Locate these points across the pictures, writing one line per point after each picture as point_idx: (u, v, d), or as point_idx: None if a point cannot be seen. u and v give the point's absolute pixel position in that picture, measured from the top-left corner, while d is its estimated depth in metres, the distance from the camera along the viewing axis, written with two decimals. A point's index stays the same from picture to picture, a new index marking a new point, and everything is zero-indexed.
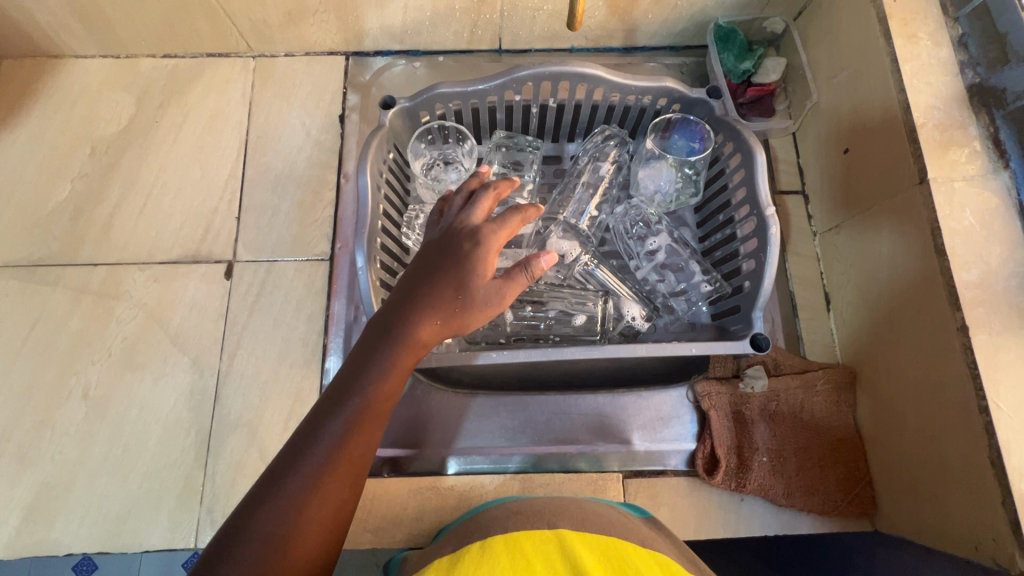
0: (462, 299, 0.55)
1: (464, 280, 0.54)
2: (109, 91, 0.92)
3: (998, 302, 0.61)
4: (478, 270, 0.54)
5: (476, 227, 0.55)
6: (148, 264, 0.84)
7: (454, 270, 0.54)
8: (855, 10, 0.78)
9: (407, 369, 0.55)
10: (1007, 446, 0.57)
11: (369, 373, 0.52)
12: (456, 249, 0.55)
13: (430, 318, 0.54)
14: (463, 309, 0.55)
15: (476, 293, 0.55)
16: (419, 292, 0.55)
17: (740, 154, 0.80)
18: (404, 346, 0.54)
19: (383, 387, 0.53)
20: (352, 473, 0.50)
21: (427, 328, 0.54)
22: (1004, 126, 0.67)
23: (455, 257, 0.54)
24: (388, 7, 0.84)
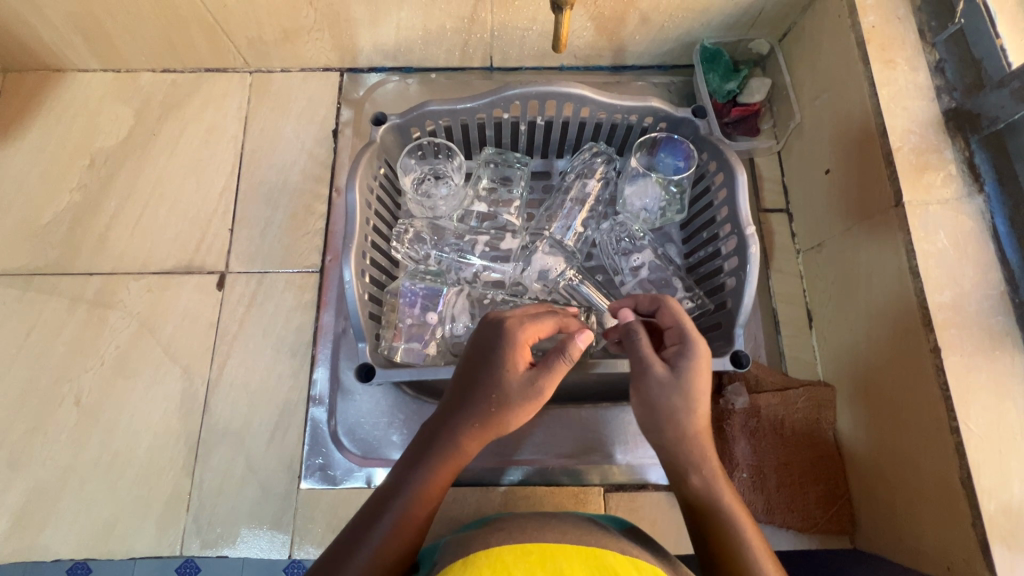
0: (496, 403, 0.56)
1: (496, 385, 0.56)
2: (109, 104, 0.94)
3: (969, 324, 0.62)
4: (510, 372, 0.57)
5: (508, 333, 0.58)
6: (143, 274, 0.86)
7: (487, 375, 0.57)
8: (836, 34, 0.79)
9: (447, 478, 0.57)
10: (976, 466, 0.58)
11: (409, 486, 0.55)
12: (490, 353, 0.58)
13: (468, 426, 0.56)
14: (499, 411, 0.56)
15: (508, 395, 0.56)
16: (456, 400, 0.58)
17: (723, 173, 0.82)
18: (444, 455, 0.56)
19: (422, 497, 0.55)
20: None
21: (464, 433, 0.56)
22: (978, 150, 0.68)
23: (487, 363, 0.57)
24: (381, 27, 0.86)
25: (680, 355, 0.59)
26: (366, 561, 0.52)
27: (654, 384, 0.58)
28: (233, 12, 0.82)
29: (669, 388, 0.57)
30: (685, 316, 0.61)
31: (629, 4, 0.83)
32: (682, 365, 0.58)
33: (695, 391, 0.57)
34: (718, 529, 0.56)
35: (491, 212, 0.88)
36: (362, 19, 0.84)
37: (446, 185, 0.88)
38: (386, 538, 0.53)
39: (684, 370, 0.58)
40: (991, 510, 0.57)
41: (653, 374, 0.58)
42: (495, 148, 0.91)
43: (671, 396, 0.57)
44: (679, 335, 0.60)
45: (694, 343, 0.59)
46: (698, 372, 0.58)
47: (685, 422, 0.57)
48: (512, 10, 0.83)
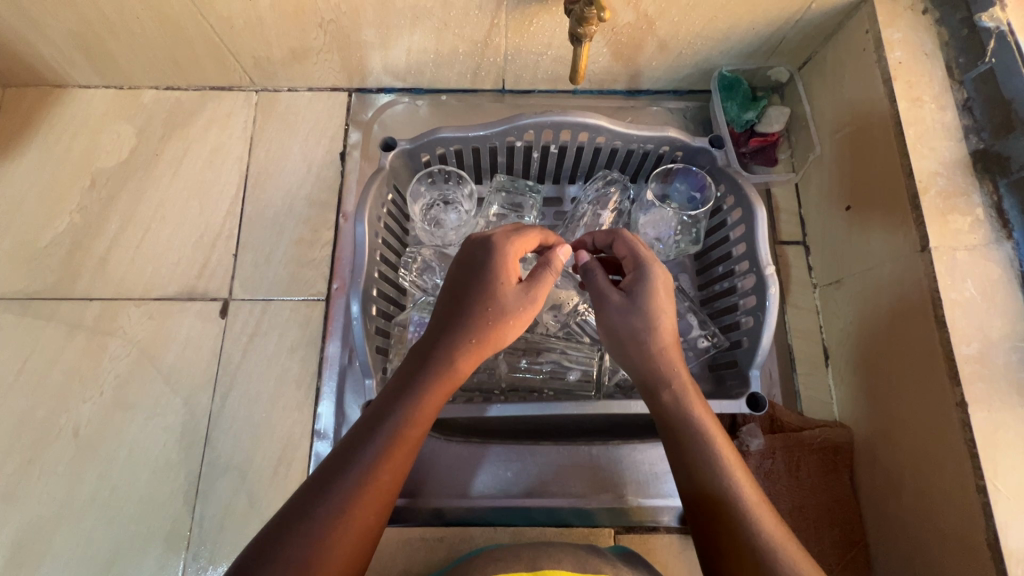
0: (492, 313, 0.55)
1: (493, 294, 0.55)
2: (111, 122, 0.92)
3: (998, 377, 0.61)
4: (506, 284, 0.56)
5: (501, 244, 0.57)
6: (144, 300, 0.84)
7: (481, 288, 0.55)
8: (860, 68, 0.77)
9: (441, 396, 0.54)
10: (1004, 527, 0.56)
11: (404, 401, 0.52)
12: (484, 266, 0.56)
13: (464, 340, 0.54)
14: (496, 322, 0.55)
15: (506, 305, 0.55)
16: (450, 314, 0.55)
17: (741, 208, 0.79)
18: (442, 372, 0.54)
19: (417, 412, 0.52)
20: (381, 501, 0.50)
21: (463, 345, 0.54)
22: (1008, 195, 0.65)
23: (481, 273, 0.56)
24: (392, 49, 0.84)
25: (636, 283, 0.61)
26: (360, 479, 0.49)
27: (615, 310, 0.60)
28: (239, 33, 0.79)
29: (628, 312, 0.60)
30: (641, 245, 0.63)
31: (648, 31, 0.80)
32: (638, 290, 0.60)
33: (656, 312, 0.59)
34: (737, 544, 0.50)
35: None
36: (372, 42, 0.82)
37: (454, 212, 0.85)
38: (380, 456, 0.50)
39: (639, 296, 0.60)
40: None
41: (611, 302, 0.61)
42: (506, 175, 0.87)
43: (632, 319, 0.59)
44: (633, 264, 0.62)
45: (648, 269, 0.61)
46: (654, 294, 0.60)
47: (652, 343, 0.59)
48: (527, 36, 0.80)
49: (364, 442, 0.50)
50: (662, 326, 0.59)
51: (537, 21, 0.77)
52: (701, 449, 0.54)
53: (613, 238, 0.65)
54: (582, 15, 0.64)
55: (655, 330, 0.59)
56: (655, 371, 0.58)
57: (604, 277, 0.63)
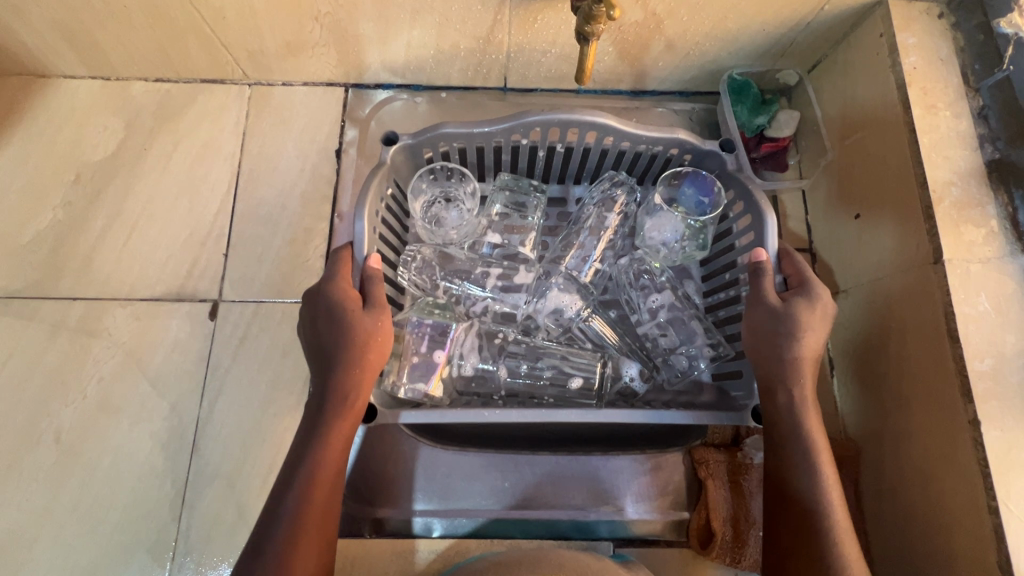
0: (361, 343, 0.61)
1: (346, 330, 0.61)
2: (98, 114, 0.88)
3: (1010, 396, 0.59)
4: (337, 321, 0.62)
5: (320, 285, 0.65)
6: (130, 300, 0.81)
7: (337, 327, 0.61)
8: (873, 73, 0.75)
9: (349, 426, 0.61)
10: (1015, 550, 0.56)
11: (314, 443, 0.59)
12: (313, 308, 0.64)
13: (349, 372, 0.61)
14: (364, 349, 0.61)
15: (355, 336, 0.61)
16: (327, 358, 0.61)
17: (751, 215, 0.77)
18: (333, 405, 0.60)
19: (327, 443, 0.59)
20: (322, 523, 0.57)
21: (352, 375, 0.61)
22: (1023, 206, 0.64)
23: (323, 317, 0.62)
24: (391, 44, 0.81)
25: (800, 294, 0.65)
26: (295, 514, 0.56)
27: (767, 309, 0.65)
28: (232, 24, 0.76)
29: (781, 314, 0.64)
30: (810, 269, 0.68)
31: (656, 30, 0.77)
32: (797, 298, 0.65)
33: (805, 323, 0.63)
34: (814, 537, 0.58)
35: (503, 241, 0.81)
36: (370, 36, 0.79)
37: (455, 211, 0.82)
38: (308, 482, 0.57)
39: (799, 303, 0.64)
40: None
41: (766, 301, 0.66)
42: (511, 173, 0.85)
43: (778, 321, 0.64)
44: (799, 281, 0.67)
45: (816, 289, 0.65)
46: (815, 308, 0.64)
47: (791, 349, 0.63)
48: (531, 32, 0.77)
49: (289, 486, 0.57)
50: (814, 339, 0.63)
51: (541, 17, 0.74)
52: (803, 452, 0.61)
53: (787, 257, 0.70)
54: (589, 13, 0.61)
55: (799, 338, 0.63)
56: (784, 371, 0.63)
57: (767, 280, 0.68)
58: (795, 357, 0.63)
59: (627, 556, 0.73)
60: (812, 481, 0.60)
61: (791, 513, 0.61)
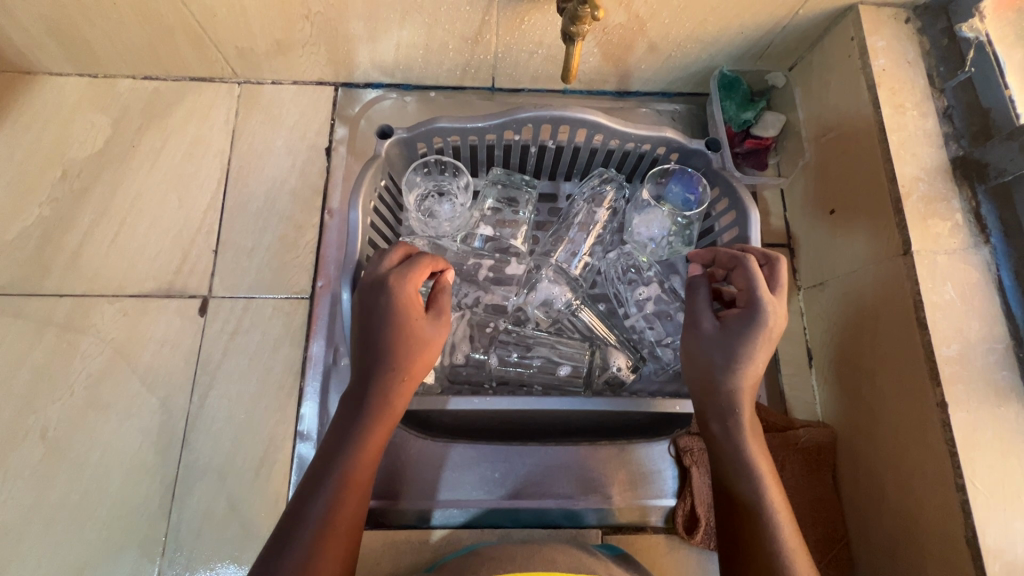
0: (418, 351, 0.59)
1: (407, 335, 0.59)
2: (85, 111, 0.88)
3: (976, 379, 0.62)
4: (399, 323, 0.59)
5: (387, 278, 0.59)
6: (118, 297, 0.81)
7: (397, 330, 0.58)
8: (845, 73, 0.79)
9: (385, 433, 0.59)
10: (981, 526, 0.59)
11: (349, 448, 0.57)
12: (373, 302, 0.59)
13: (397, 379, 0.59)
14: (420, 358, 0.60)
15: (417, 343, 0.59)
16: (379, 359, 0.59)
17: (734, 211, 0.80)
18: (379, 412, 0.58)
19: (364, 449, 0.57)
20: (350, 528, 0.55)
21: (399, 385, 0.59)
22: (986, 201, 0.68)
23: (385, 316, 0.59)
24: (381, 43, 0.82)
25: (738, 317, 0.61)
26: (320, 525, 0.53)
27: (701, 338, 0.63)
28: (222, 22, 0.77)
29: (715, 345, 0.62)
30: (760, 280, 0.60)
31: (639, 32, 0.80)
32: (737, 325, 0.61)
33: (743, 353, 0.60)
34: (757, 539, 0.56)
35: (496, 234, 0.82)
36: (360, 35, 0.80)
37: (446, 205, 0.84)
38: (338, 489, 0.55)
39: (734, 329, 0.61)
40: (996, 570, 0.58)
41: (704, 329, 0.63)
42: (503, 169, 0.87)
43: (715, 352, 0.62)
44: (747, 299, 0.61)
45: (763, 314, 0.59)
46: (755, 339, 0.60)
47: (725, 381, 0.61)
48: (518, 33, 0.79)
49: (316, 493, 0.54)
50: (754, 364, 0.61)
51: (528, 18, 0.76)
52: (743, 471, 0.60)
53: (736, 264, 0.63)
54: (574, 14, 0.63)
55: (734, 371, 0.61)
56: (719, 403, 0.62)
57: (706, 301, 0.65)
58: (730, 388, 0.61)
59: (615, 545, 0.74)
60: (756, 500, 0.58)
61: (738, 540, 0.58)
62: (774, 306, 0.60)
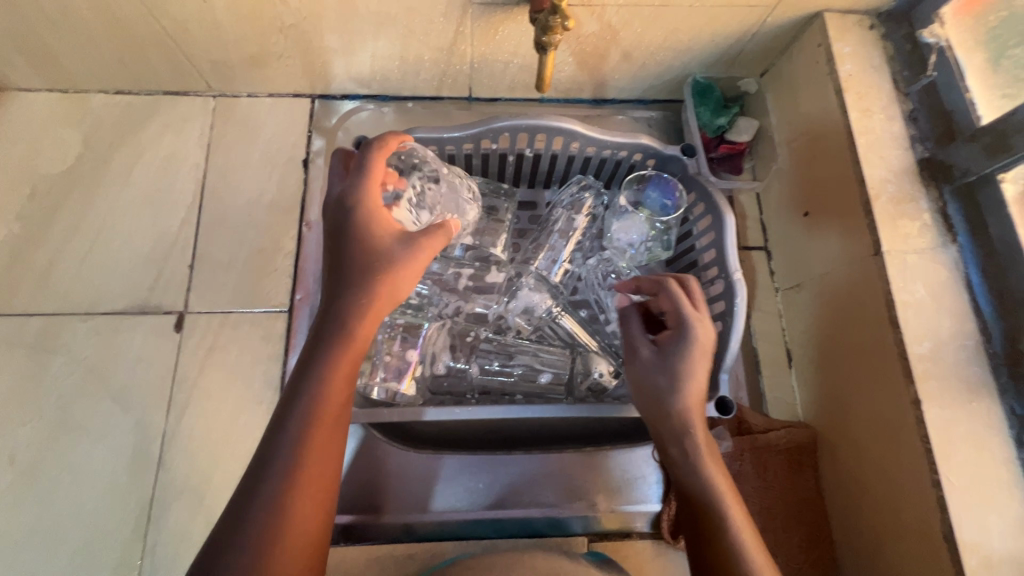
0: (382, 261, 0.55)
1: (378, 236, 0.55)
2: (55, 127, 0.87)
3: (948, 376, 0.64)
4: (370, 225, 0.55)
5: (356, 201, 0.56)
6: (91, 315, 0.79)
7: (367, 233, 0.55)
8: (813, 79, 0.80)
9: (367, 335, 0.54)
10: (958, 522, 0.59)
11: (330, 342, 0.53)
12: (343, 218, 0.56)
13: (373, 279, 0.54)
14: (389, 265, 0.55)
15: (387, 254, 0.55)
16: (353, 262, 0.55)
17: (710, 216, 0.81)
18: (366, 300, 0.54)
19: (349, 339, 0.53)
20: (338, 403, 0.52)
21: (378, 282, 0.54)
22: (952, 201, 0.70)
23: (352, 225, 0.55)
24: (356, 55, 0.82)
25: (672, 340, 0.61)
26: (295, 449, 0.49)
27: (642, 365, 0.63)
28: (194, 35, 0.76)
29: (655, 369, 0.61)
30: (682, 300, 0.61)
31: (612, 41, 0.81)
32: (671, 347, 0.61)
33: (682, 373, 0.60)
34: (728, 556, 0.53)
35: (476, 243, 0.80)
36: (336, 48, 0.80)
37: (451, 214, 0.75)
38: (329, 363, 0.52)
39: (670, 352, 0.61)
40: (973, 564, 0.58)
41: (643, 356, 0.63)
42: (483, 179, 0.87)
43: (658, 377, 0.61)
44: (675, 319, 0.62)
45: (691, 331, 0.60)
46: (690, 356, 0.60)
47: (673, 405, 0.60)
48: (493, 44, 0.80)
49: (309, 372, 0.52)
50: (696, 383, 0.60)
51: (502, 29, 0.77)
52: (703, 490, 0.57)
53: (658, 289, 0.63)
54: (546, 24, 0.64)
55: (680, 392, 0.59)
56: (672, 425, 0.60)
57: (640, 329, 0.65)
58: (680, 411, 0.60)
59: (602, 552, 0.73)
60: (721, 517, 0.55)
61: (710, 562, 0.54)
62: (699, 319, 0.61)
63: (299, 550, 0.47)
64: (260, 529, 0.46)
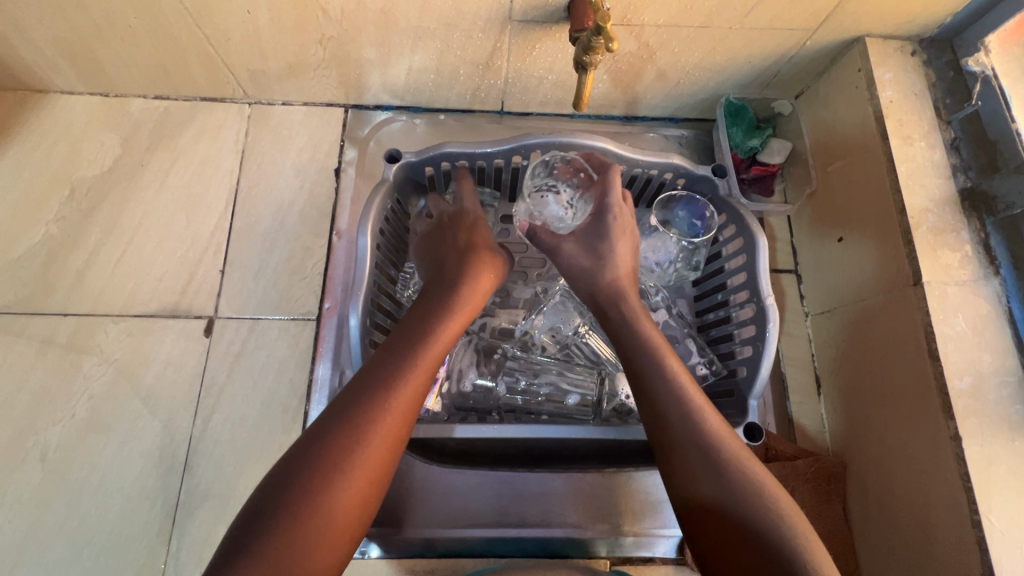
0: (477, 252, 0.72)
1: (481, 239, 0.75)
2: (95, 130, 0.88)
3: (989, 413, 0.62)
4: (478, 230, 0.75)
5: (464, 208, 0.78)
6: (123, 317, 0.80)
7: (467, 233, 0.75)
8: (852, 104, 0.79)
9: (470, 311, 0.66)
10: (999, 564, 0.58)
11: (440, 302, 0.65)
12: (461, 221, 0.76)
13: (476, 266, 0.70)
14: (484, 257, 0.72)
15: (484, 250, 0.73)
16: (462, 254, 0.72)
17: (742, 238, 0.80)
18: (471, 280, 0.68)
19: (455, 301, 0.65)
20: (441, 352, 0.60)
21: (486, 271, 0.70)
22: (994, 233, 0.68)
23: (465, 229, 0.75)
24: (392, 68, 0.83)
25: (592, 227, 0.73)
26: (397, 377, 0.55)
27: (568, 253, 0.73)
28: (235, 45, 0.78)
29: (579, 250, 0.72)
30: (612, 189, 0.73)
31: (648, 60, 0.81)
32: (589, 229, 0.73)
33: (605, 248, 0.72)
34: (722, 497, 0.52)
35: None
36: (372, 60, 0.81)
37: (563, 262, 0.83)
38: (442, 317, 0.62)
39: (589, 236, 0.73)
40: None
41: (563, 248, 0.73)
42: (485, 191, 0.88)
43: (582, 258, 0.72)
44: (597, 209, 0.74)
45: (610, 211, 0.73)
46: (610, 236, 0.72)
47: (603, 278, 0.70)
48: (529, 60, 0.80)
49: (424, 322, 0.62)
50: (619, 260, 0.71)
51: (539, 46, 0.77)
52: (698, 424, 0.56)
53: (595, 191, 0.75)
54: (588, 44, 0.64)
55: (605, 266, 0.70)
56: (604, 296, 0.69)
57: (548, 233, 0.75)
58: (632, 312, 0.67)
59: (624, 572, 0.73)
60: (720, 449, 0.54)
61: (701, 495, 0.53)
62: (620, 206, 0.73)
63: (373, 463, 0.51)
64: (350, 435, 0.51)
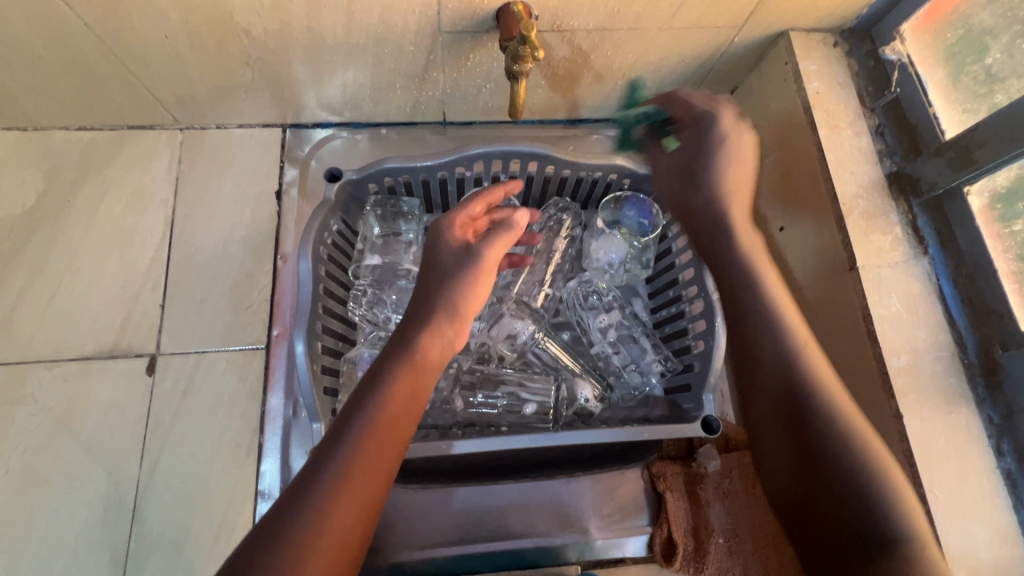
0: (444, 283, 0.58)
1: (451, 265, 0.59)
2: (15, 167, 0.84)
3: (926, 388, 0.65)
4: (442, 254, 0.59)
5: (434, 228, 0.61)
6: (57, 361, 0.76)
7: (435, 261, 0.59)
8: (782, 97, 0.81)
9: (430, 368, 0.56)
10: (944, 534, 0.60)
11: (396, 361, 0.54)
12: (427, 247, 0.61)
13: (442, 305, 0.57)
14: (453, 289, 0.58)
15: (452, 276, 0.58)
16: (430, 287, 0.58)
17: (687, 234, 0.80)
18: (432, 329, 0.56)
19: (415, 358, 0.55)
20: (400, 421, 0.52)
21: (453, 304, 0.57)
22: (921, 214, 0.71)
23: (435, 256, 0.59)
24: (326, 85, 0.81)
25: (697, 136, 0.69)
26: (353, 462, 0.48)
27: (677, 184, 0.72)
28: (158, 71, 0.75)
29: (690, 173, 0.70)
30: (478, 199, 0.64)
31: (584, 64, 0.81)
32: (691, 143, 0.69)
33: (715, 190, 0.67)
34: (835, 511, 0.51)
35: (383, 262, 0.82)
36: (305, 78, 0.79)
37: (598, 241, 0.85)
38: (398, 379, 0.53)
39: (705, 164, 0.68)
40: None
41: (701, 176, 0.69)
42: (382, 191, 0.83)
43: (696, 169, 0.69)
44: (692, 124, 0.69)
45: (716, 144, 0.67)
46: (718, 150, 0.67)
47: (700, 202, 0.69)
48: (465, 70, 0.80)
49: (380, 388, 0.53)
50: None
51: (473, 56, 0.77)
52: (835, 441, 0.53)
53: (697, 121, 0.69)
54: (517, 54, 0.65)
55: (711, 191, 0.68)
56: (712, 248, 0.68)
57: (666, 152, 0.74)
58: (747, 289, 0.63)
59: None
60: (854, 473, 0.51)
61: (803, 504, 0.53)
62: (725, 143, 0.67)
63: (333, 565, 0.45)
64: (302, 538, 0.45)
